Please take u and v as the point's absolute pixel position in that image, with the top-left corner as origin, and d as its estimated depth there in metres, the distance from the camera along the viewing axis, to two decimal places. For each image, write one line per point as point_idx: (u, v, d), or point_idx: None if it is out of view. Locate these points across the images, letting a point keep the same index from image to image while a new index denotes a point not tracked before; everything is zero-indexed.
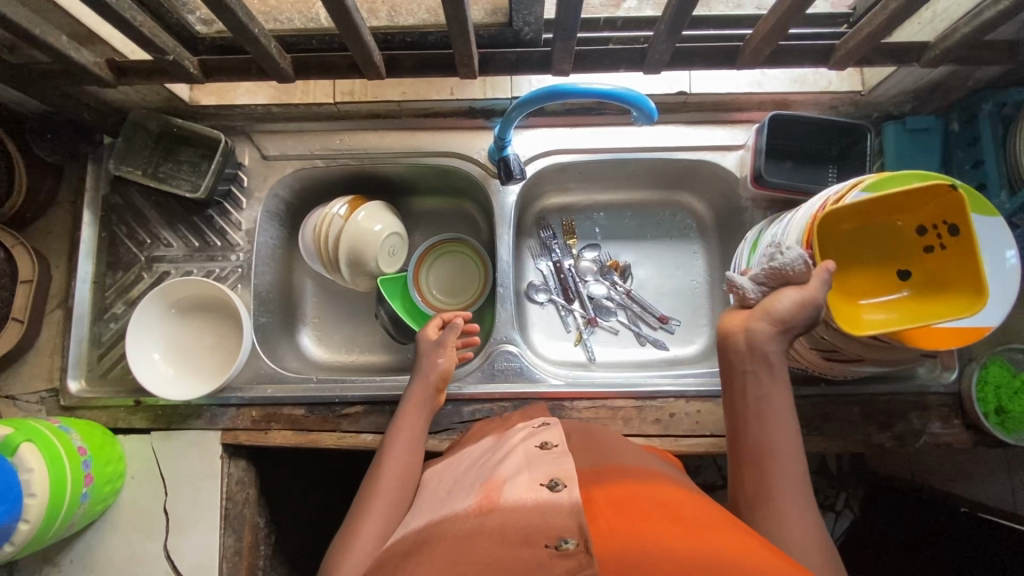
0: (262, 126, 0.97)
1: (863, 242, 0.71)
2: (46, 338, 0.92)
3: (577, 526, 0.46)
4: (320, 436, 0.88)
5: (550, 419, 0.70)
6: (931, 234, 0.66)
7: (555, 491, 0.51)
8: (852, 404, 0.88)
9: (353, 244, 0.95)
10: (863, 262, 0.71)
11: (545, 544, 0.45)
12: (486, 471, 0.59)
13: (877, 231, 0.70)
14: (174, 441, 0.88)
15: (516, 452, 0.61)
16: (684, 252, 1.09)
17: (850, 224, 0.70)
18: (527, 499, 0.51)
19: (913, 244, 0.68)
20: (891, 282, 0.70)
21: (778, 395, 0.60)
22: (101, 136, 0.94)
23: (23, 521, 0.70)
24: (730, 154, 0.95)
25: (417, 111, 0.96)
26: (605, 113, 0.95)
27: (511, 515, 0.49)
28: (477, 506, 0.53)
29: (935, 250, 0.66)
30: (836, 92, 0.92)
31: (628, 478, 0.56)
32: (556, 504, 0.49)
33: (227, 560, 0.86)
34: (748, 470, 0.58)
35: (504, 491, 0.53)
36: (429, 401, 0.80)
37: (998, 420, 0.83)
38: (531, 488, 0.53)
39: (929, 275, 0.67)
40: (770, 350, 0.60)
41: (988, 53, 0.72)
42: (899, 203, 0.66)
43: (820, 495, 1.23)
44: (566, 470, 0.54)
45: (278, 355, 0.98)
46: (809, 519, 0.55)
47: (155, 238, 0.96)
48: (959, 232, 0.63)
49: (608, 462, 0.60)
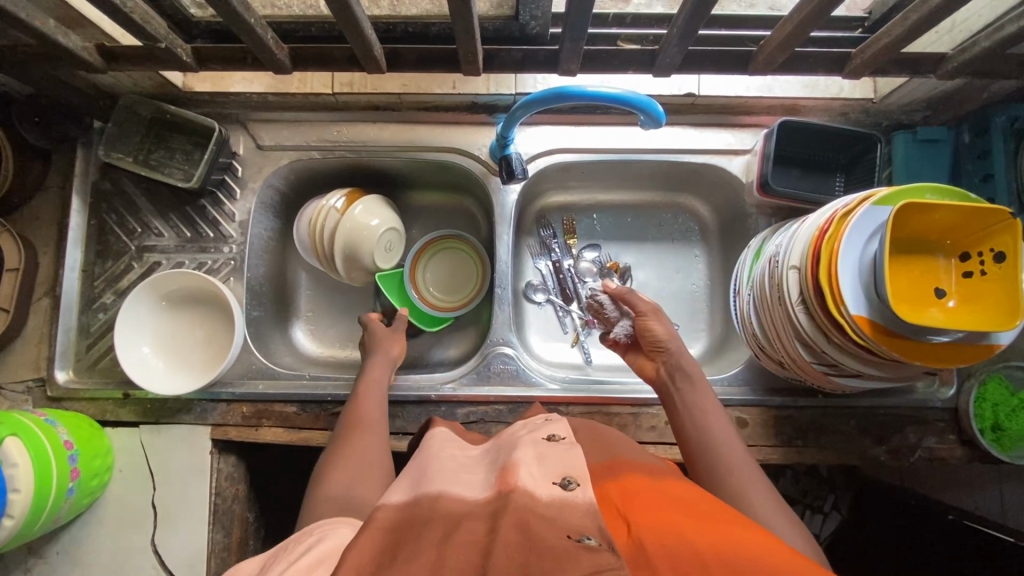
0: (258, 115, 0.94)
1: (911, 256, 0.70)
2: (34, 327, 0.90)
3: (597, 528, 0.42)
4: (311, 435, 0.87)
5: (552, 415, 0.67)
6: (974, 260, 0.68)
7: (568, 490, 0.48)
8: (848, 417, 0.88)
9: (350, 239, 0.93)
10: (909, 272, 0.70)
11: (568, 537, 0.41)
12: (492, 465, 0.57)
13: (918, 248, 0.70)
14: (163, 435, 0.87)
15: (523, 443, 0.58)
16: (684, 255, 1.08)
17: (903, 232, 0.70)
18: (542, 495, 0.47)
19: (951, 268, 0.70)
20: (930, 297, 0.69)
21: (700, 396, 0.74)
22: (92, 120, 0.91)
23: (7, 516, 0.69)
24: (737, 159, 0.94)
25: (417, 104, 0.93)
26: (611, 113, 0.93)
27: (529, 499, 0.46)
28: (485, 497, 0.48)
29: (974, 275, 0.68)
30: (846, 99, 0.90)
31: (640, 474, 0.54)
32: (572, 503, 0.46)
33: (216, 556, 0.86)
34: (702, 460, 0.67)
35: (520, 477, 0.49)
36: (385, 379, 0.84)
37: (994, 436, 0.83)
38: (544, 483, 0.49)
39: (965, 298, 0.68)
40: (684, 365, 0.77)
41: (1007, 67, 0.70)
42: (954, 225, 0.68)
43: (808, 495, 1.22)
44: (577, 468, 0.52)
45: (270, 349, 0.96)
46: (758, 482, 0.63)
47: (145, 227, 0.94)
48: (1006, 259, 0.65)
49: (618, 459, 0.59)
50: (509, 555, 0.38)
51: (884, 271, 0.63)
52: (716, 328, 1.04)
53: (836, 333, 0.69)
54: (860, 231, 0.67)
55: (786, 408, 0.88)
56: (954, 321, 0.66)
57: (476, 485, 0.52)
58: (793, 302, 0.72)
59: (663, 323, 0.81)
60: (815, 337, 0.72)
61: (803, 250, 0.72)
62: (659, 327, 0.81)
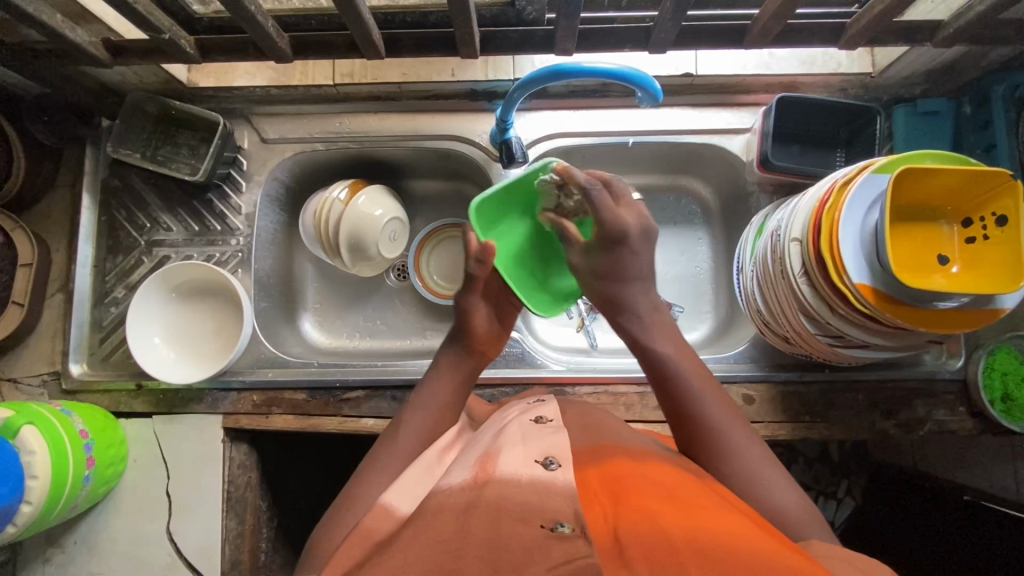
0: (261, 109, 0.95)
1: (912, 224, 0.70)
2: (48, 322, 0.92)
3: (573, 513, 0.44)
4: (321, 420, 0.88)
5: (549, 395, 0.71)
6: (976, 225, 0.67)
7: (550, 470, 0.50)
8: (856, 391, 0.87)
9: (353, 229, 0.94)
10: (911, 240, 0.70)
11: (541, 525, 0.43)
12: (482, 447, 0.58)
13: (920, 214, 0.70)
14: (175, 425, 0.89)
15: (510, 427, 0.59)
16: (688, 237, 1.08)
17: (905, 200, 0.70)
18: (521, 477, 0.49)
19: (954, 235, 0.70)
20: (932, 265, 0.69)
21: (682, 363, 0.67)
22: (100, 119, 0.94)
23: (26, 502, 0.71)
24: (736, 138, 0.94)
25: (417, 94, 0.94)
26: (610, 95, 0.94)
27: (506, 488, 0.48)
28: (465, 481, 0.50)
29: (976, 241, 0.67)
30: (845, 74, 0.90)
31: (625, 457, 0.56)
32: (552, 485, 0.48)
33: (230, 542, 0.87)
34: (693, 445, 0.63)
35: (499, 463, 0.51)
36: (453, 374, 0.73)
37: (1004, 407, 0.82)
38: (526, 463, 0.50)
39: (968, 265, 0.68)
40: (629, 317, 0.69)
41: (1002, 33, 0.70)
42: (955, 190, 0.67)
43: (822, 482, 1.23)
44: (561, 450, 0.53)
45: (279, 340, 0.98)
46: (757, 458, 0.61)
47: (154, 223, 0.96)
48: (1008, 223, 0.65)
49: (604, 441, 0.60)
50: (479, 553, 0.41)
51: (885, 240, 0.64)
52: (721, 307, 1.04)
53: (840, 304, 0.70)
54: (859, 202, 0.68)
55: (793, 383, 0.88)
56: (957, 286, 0.66)
57: (460, 469, 0.54)
58: (796, 275, 0.72)
59: (617, 255, 0.68)
60: (818, 310, 0.73)
61: (804, 222, 0.73)
62: (606, 258, 0.69)
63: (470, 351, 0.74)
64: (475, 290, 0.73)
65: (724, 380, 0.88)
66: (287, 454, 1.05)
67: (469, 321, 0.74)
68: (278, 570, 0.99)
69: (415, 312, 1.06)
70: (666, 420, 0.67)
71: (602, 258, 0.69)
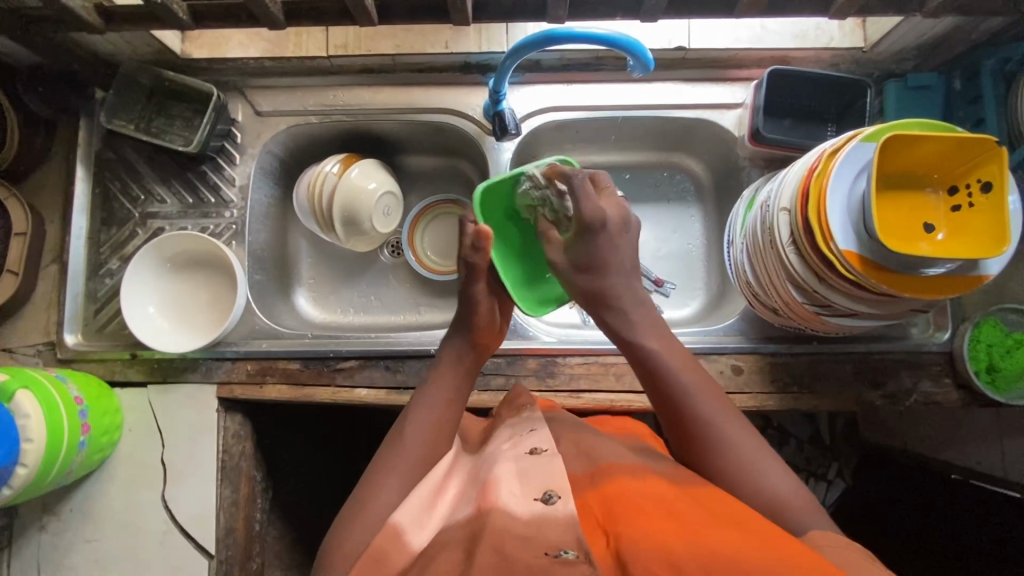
0: (255, 81, 0.95)
1: (898, 192, 0.71)
2: (42, 293, 0.92)
3: (575, 539, 0.50)
4: (315, 390, 0.89)
5: (535, 420, 0.69)
6: (961, 192, 0.68)
7: (550, 504, 0.54)
8: (843, 362, 0.88)
9: (347, 203, 0.94)
10: (897, 208, 0.70)
11: (546, 553, 0.49)
12: (482, 476, 0.61)
13: (906, 183, 0.71)
14: (171, 394, 0.89)
15: (508, 455, 0.61)
16: (680, 214, 1.09)
17: (892, 168, 0.70)
18: (521, 512, 0.53)
19: (939, 203, 0.70)
20: (918, 232, 0.69)
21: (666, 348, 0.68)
22: (93, 90, 0.94)
23: (21, 465, 0.71)
24: (729, 113, 0.94)
25: (411, 66, 0.94)
26: (604, 69, 0.94)
27: (509, 522, 0.52)
28: (469, 516, 0.56)
29: (961, 209, 0.68)
30: (837, 49, 0.90)
31: (624, 475, 0.60)
32: (552, 517, 0.53)
33: (224, 510, 0.88)
34: (685, 433, 0.65)
35: (501, 497, 0.55)
36: (458, 371, 0.74)
37: (990, 378, 0.84)
38: (526, 500, 0.55)
39: (953, 232, 0.68)
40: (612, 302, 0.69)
41: (990, 4, 0.71)
42: (940, 158, 0.68)
43: (813, 464, 1.26)
44: (557, 478, 0.57)
45: (275, 314, 0.98)
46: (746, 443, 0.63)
47: (148, 194, 0.96)
48: (992, 189, 0.66)
49: (602, 460, 0.63)
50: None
51: (872, 207, 0.65)
52: (713, 283, 1.05)
53: (828, 273, 0.70)
54: (846, 171, 0.69)
55: (781, 355, 0.89)
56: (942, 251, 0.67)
57: (465, 502, 0.59)
58: (784, 244, 0.73)
59: (592, 243, 0.68)
60: (807, 278, 0.73)
61: (792, 191, 0.73)
62: (584, 249, 0.68)
63: (475, 344, 0.75)
64: (481, 278, 0.73)
65: (713, 351, 0.89)
66: (282, 426, 1.05)
67: (475, 311, 0.74)
68: (271, 540, 1.00)
69: (409, 287, 1.07)
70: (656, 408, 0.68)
71: (581, 250, 0.69)
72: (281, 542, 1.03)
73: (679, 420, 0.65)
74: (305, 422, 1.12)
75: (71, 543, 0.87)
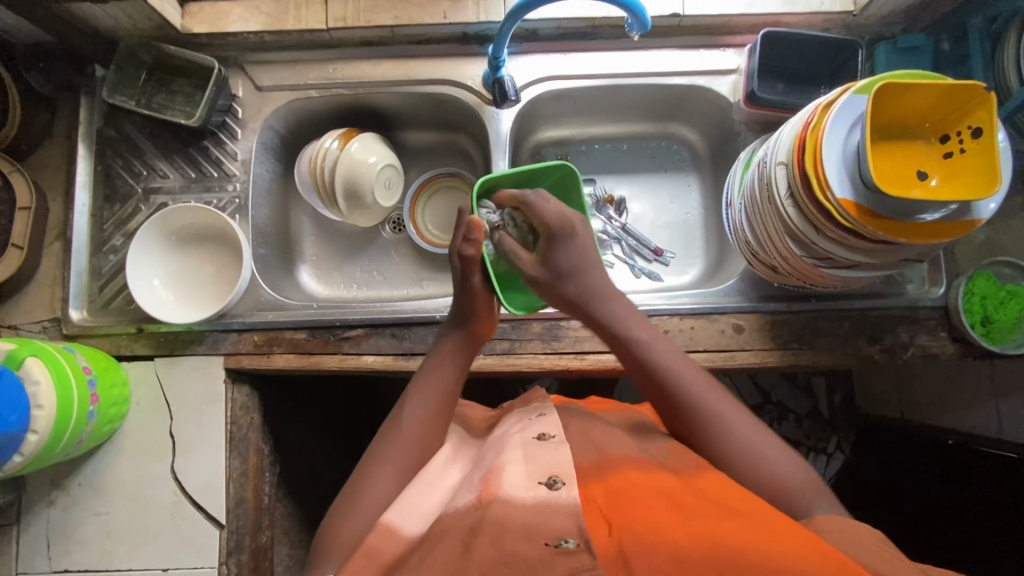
0: (256, 57, 0.96)
1: (892, 142, 0.73)
2: (46, 270, 0.92)
3: (576, 529, 0.51)
4: (322, 358, 0.89)
5: (546, 406, 0.72)
6: (953, 140, 0.70)
7: (554, 489, 0.56)
8: (841, 319, 0.90)
9: (350, 175, 0.95)
10: (892, 158, 0.72)
11: (546, 543, 0.49)
12: (486, 462, 0.63)
13: (901, 134, 0.73)
14: (177, 366, 0.89)
15: (513, 442, 0.64)
16: (679, 183, 1.10)
17: (886, 119, 0.72)
18: (526, 498, 0.55)
19: (932, 151, 0.72)
20: (913, 179, 0.71)
21: (659, 344, 0.70)
22: (94, 68, 0.94)
23: (32, 431, 0.71)
24: (723, 79, 0.96)
25: (409, 38, 0.95)
26: (599, 38, 0.96)
27: (509, 510, 0.53)
28: (470, 502, 0.57)
29: (954, 155, 0.70)
30: (827, 13, 0.91)
31: (632, 469, 0.60)
32: (558, 505, 0.54)
33: (234, 481, 0.88)
34: (690, 426, 0.66)
35: (502, 483, 0.57)
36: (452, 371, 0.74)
37: (984, 330, 0.86)
38: (530, 485, 0.56)
39: (947, 178, 0.70)
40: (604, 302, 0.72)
41: None
42: (932, 106, 0.70)
43: (812, 438, 1.28)
44: (563, 465, 0.59)
45: (281, 288, 0.99)
46: (749, 424, 0.65)
47: (151, 170, 0.96)
48: (983, 134, 0.67)
49: (608, 450, 0.65)
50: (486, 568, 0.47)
51: (867, 156, 0.66)
52: (712, 249, 1.06)
53: (826, 224, 0.72)
54: (841, 121, 0.70)
55: (780, 313, 0.91)
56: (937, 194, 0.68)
57: (465, 490, 0.61)
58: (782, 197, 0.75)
59: (566, 250, 0.71)
60: (805, 231, 0.75)
61: (789, 146, 0.75)
62: (564, 256, 0.72)
63: (474, 337, 0.76)
64: (476, 271, 0.73)
65: (714, 310, 0.90)
66: (290, 403, 1.06)
67: (473, 305, 0.75)
68: (280, 514, 1.00)
69: (411, 262, 1.08)
70: (658, 404, 0.69)
71: (559, 257, 0.71)
72: (289, 519, 1.03)
73: (677, 410, 0.67)
74: (312, 400, 1.13)
75: (80, 517, 0.87)
